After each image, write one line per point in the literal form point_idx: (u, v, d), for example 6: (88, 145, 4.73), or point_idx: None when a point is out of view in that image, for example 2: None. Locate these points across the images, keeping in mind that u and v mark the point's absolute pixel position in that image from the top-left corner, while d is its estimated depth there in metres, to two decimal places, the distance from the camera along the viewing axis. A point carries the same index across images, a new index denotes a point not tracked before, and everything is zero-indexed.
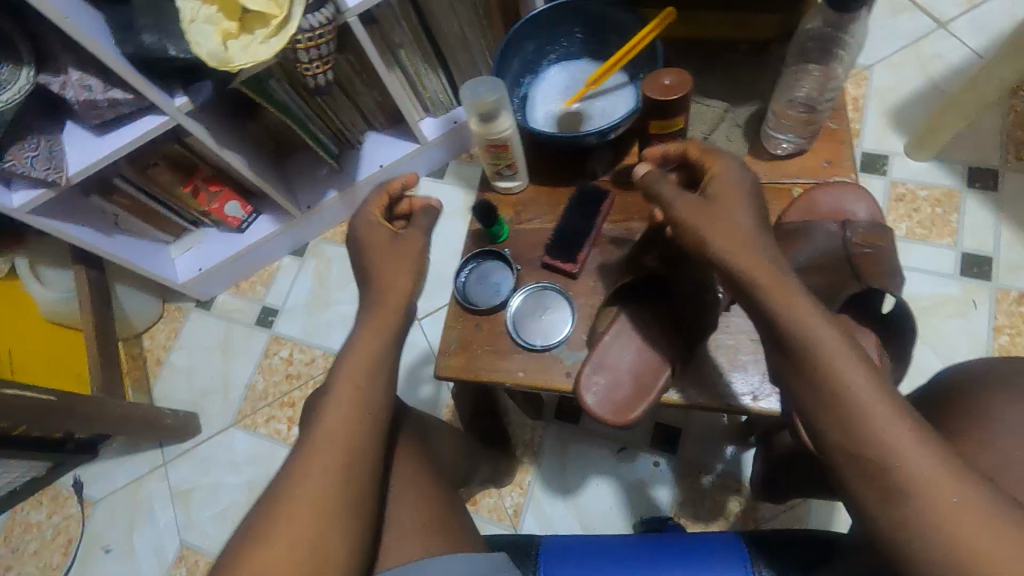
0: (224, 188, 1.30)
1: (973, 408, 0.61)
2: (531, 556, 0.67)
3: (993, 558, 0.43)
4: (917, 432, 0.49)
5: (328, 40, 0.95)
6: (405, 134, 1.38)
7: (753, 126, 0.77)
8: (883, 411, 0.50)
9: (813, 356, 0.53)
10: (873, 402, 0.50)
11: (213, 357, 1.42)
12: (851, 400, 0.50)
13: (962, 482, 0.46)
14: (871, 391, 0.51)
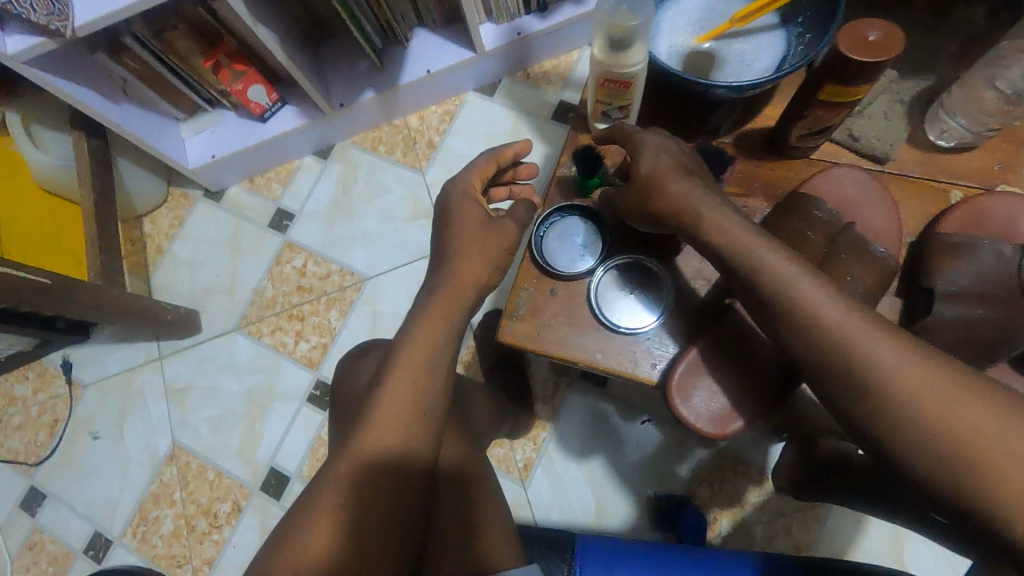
0: (249, 69, 1.14)
1: None
2: (569, 550, 0.60)
3: (979, 446, 0.43)
4: (891, 334, 0.49)
5: None
6: (460, 38, 1.21)
7: (918, 108, 0.66)
8: (853, 323, 0.50)
9: (817, 329, 0.51)
10: (844, 319, 0.50)
11: (219, 254, 1.31)
12: (864, 367, 0.48)
13: (942, 375, 0.46)
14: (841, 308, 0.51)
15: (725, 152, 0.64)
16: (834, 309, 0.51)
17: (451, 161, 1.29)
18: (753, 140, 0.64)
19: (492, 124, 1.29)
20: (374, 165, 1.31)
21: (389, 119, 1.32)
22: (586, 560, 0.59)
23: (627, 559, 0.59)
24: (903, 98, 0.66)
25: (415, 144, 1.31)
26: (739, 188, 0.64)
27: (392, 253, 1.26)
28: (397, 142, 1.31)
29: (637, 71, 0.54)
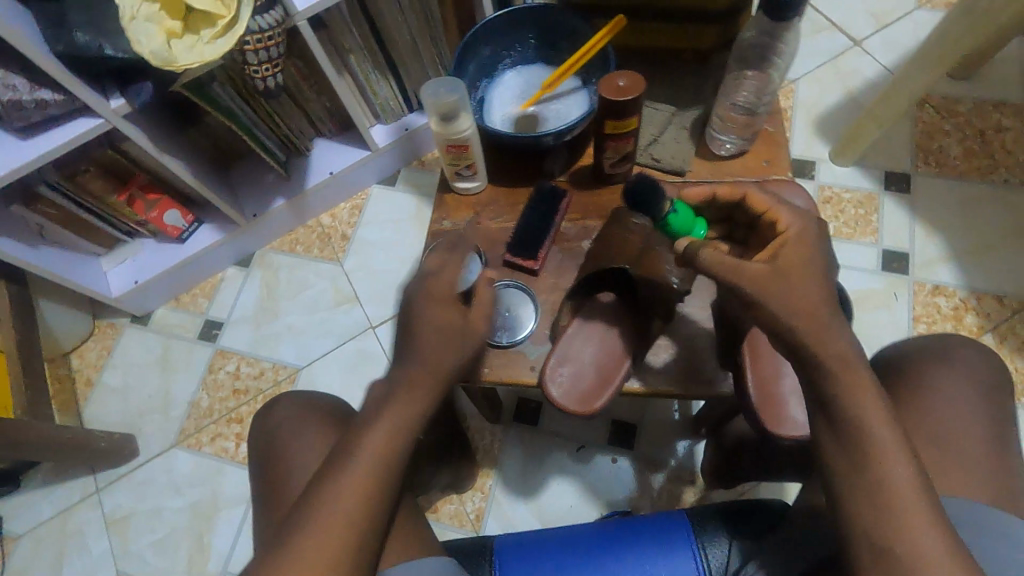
0: (162, 197, 1.24)
1: (906, 378, 0.67)
2: (485, 555, 0.66)
3: None
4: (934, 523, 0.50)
5: (277, 43, 0.93)
6: (354, 141, 1.37)
7: (698, 130, 0.75)
8: (910, 498, 0.50)
9: (878, 478, 0.51)
10: (905, 490, 0.50)
11: (151, 374, 1.34)
12: (905, 541, 0.49)
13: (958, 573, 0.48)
14: (910, 482, 0.51)
15: (559, 188, 0.74)
16: (901, 481, 0.51)
17: (364, 250, 1.40)
18: (582, 174, 0.75)
19: (397, 210, 1.42)
20: (294, 264, 1.40)
21: (303, 222, 1.43)
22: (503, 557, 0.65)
23: (541, 553, 0.65)
24: (687, 124, 0.76)
25: (330, 238, 1.42)
26: (577, 214, 0.74)
27: (321, 341, 1.33)
28: (313, 240, 1.42)
29: (468, 135, 0.68)
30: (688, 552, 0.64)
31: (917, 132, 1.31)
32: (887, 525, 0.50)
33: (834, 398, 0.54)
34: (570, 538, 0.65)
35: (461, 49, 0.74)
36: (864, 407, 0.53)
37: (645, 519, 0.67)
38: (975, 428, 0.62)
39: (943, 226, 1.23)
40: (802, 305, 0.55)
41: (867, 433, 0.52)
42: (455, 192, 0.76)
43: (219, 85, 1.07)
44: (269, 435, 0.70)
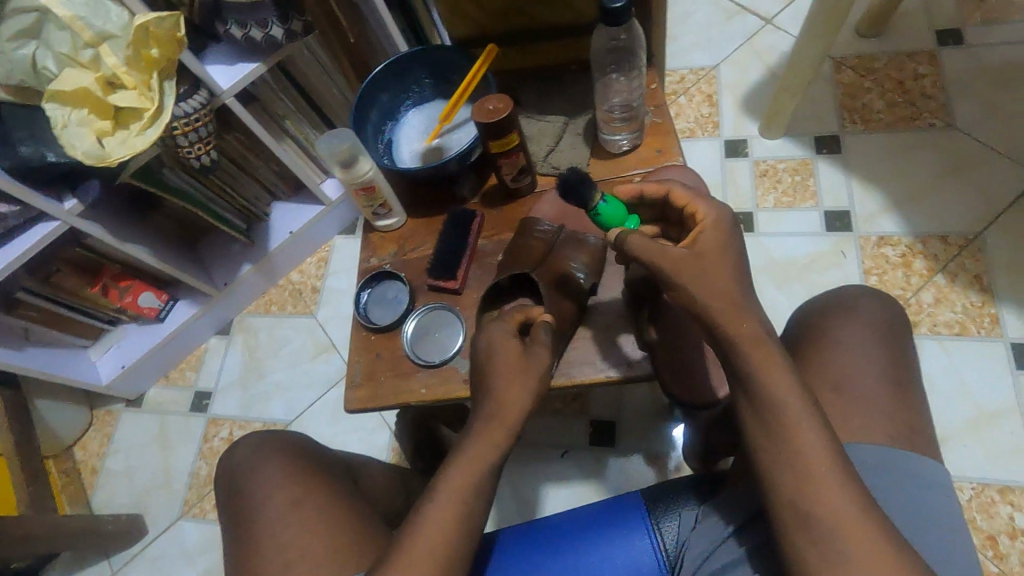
0: (134, 282, 1.30)
1: (816, 335, 0.72)
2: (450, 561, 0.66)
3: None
4: (848, 483, 0.51)
5: (205, 123, 0.99)
6: (308, 198, 1.44)
7: (591, 133, 0.80)
8: (823, 461, 0.51)
9: (792, 445, 0.52)
10: (818, 454, 0.51)
11: (151, 452, 1.39)
12: (820, 504, 0.50)
13: (871, 529, 0.49)
14: (822, 445, 0.52)
15: (471, 209, 0.79)
16: (813, 446, 0.52)
17: (334, 299, 1.45)
18: (491, 194, 0.80)
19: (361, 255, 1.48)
20: (271, 324, 1.46)
21: (274, 282, 1.49)
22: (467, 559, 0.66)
23: (503, 551, 0.65)
24: (579, 130, 0.80)
25: (302, 294, 1.47)
26: (491, 231, 0.78)
27: (305, 393, 1.37)
28: (286, 298, 1.48)
29: (371, 175, 0.73)
30: (643, 531, 0.64)
31: (838, 94, 1.35)
32: (799, 489, 0.51)
33: (748, 370, 0.54)
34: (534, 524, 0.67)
35: (359, 101, 0.80)
36: (774, 379, 0.54)
37: (601, 504, 0.68)
38: (874, 371, 0.67)
39: (879, 178, 1.26)
40: (711, 291, 0.56)
41: (777, 402, 0.53)
42: (378, 230, 0.81)
43: (166, 170, 1.14)
44: (235, 470, 0.71)
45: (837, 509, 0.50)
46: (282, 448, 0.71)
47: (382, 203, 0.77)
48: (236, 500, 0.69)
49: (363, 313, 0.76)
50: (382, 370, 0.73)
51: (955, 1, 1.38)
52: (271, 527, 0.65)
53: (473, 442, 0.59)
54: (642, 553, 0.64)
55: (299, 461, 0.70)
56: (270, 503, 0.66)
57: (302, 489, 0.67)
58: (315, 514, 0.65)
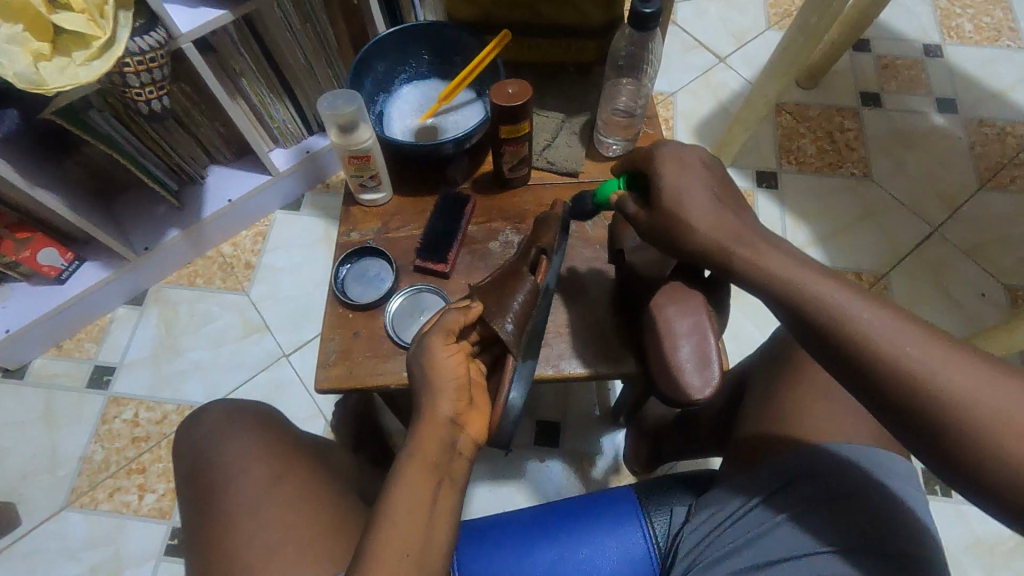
0: (35, 235, 1.13)
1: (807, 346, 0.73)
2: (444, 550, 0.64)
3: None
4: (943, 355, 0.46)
5: (162, 65, 0.90)
6: (253, 166, 1.34)
7: (587, 133, 0.82)
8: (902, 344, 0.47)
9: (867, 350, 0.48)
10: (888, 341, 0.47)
11: (31, 432, 1.20)
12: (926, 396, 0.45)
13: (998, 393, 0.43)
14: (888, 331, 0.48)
15: (463, 194, 0.77)
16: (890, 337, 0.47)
17: (272, 277, 1.35)
18: (484, 181, 0.79)
19: (305, 234, 1.39)
20: (194, 298, 1.33)
21: (201, 253, 1.37)
22: (461, 544, 0.65)
23: (500, 542, 0.64)
24: (576, 129, 0.82)
25: (233, 269, 1.36)
26: (483, 217, 0.77)
27: (229, 376, 1.26)
28: (214, 271, 1.35)
29: (370, 145, 0.70)
30: (635, 521, 0.66)
31: (778, 135, 1.48)
32: (914, 401, 0.46)
33: (807, 303, 0.52)
34: (531, 513, 0.67)
35: (356, 65, 0.76)
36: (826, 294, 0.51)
37: (597, 494, 0.69)
38: None
39: (808, 215, 1.39)
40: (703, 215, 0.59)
41: (846, 317, 0.49)
42: (362, 203, 0.77)
43: (97, 113, 1.02)
44: (208, 439, 0.66)
45: (963, 392, 0.44)
46: (258, 424, 0.68)
47: (372, 174, 0.72)
48: (203, 475, 0.64)
49: (340, 291, 0.72)
50: (360, 350, 0.69)
51: (876, 69, 1.57)
52: (254, 496, 0.61)
53: (410, 460, 0.50)
54: (635, 546, 0.65)
55: (275, 437, 0.68)
56: (247, 476, 0.63)
57: (282, 464, 0.64)
58: (298, 489, 0.62)
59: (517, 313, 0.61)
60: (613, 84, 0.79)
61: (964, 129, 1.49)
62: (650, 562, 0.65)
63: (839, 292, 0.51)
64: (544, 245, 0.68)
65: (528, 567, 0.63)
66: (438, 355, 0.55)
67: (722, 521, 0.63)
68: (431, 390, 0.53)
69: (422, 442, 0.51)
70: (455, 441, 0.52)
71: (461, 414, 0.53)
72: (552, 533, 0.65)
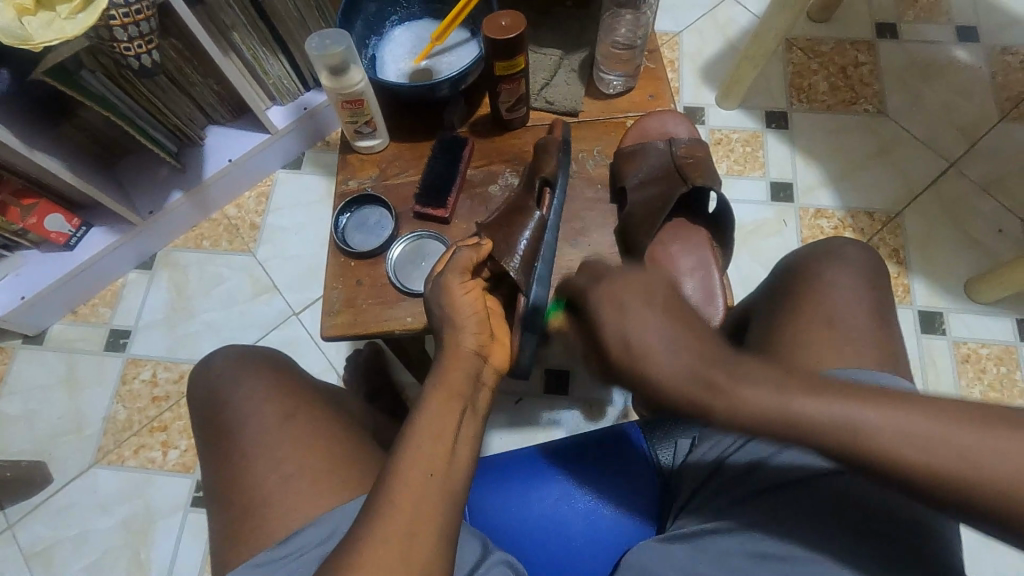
0: (39, 200, 1.14)
1: (809, 276, 0.72)
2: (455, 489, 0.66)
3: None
4: (917, 420, 0.43)
5: (148, 17, 0.88)
6: (251, 125, 1.32)
7: (586, 70, 0.79)
8: (883, 432, 0.44)
9: (860, 445, 0.44)
10: (869, 433, 0.44)
11: (55, 394, 1.24)
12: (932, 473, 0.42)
13: (978, 432, 0.42)
14: (867, 423, 0.44)
15: (461, 137, 0.75)
16: (867, 426, 0.44)
17: (277, 236, 1.35)
18: (481, 123, 0.77)
19: (307, 193, 1.39)
20: (202, 260, 1.34)
21: (206, 216, 1.37)
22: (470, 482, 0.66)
23: (509, 480, 0.66)
24: (575, 67, 0.79)
25: (239, 230, 1.36)
26: (482, 160, 0.75)
27: (241, 336, 1.28)
28: (220, 233, 1.36)
29: (362, 87, 0.68)
30: (640, 455, 0.68)
31: (789, 72, 1.43)
32: (962, 498, 0.41)
33: (816, 433, 0.46)
34: (538, 449, 0.68)
35: (344, 6, 0.73)
36: (803, 413, 0.46)
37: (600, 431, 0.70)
38: (869, 313, 0.67)
39: (819, 155, 1.35)
40: (671, 365, 0.51)
41: (870, 439, 0.44)
42: (359, 150, 0.76)
43: (88, 72, 1.00)
44: (221, 389, 0.68)
45: (1002, 472, 0.40)
46: (268, 368, 0.70)
47: (367, 121, 0.71)
48: (219, 418, 0.66)
49: (341, 241, 0.71)
50: (364, 296, 0.69)
51: None
52: (268, 440, 0.63)
53: (434, 389, 0.51)
54: (640, 477, 0.67)
55: (286, 379, 0.69)
56: (257, 423, 0.64)
57: (293, 405, 0.66)
58: (308, 428, 0.64)
59: (523, 253, 0.62)
60: (611, 15, 0.77)
61: (986, 59, 1.42)
62: (656, 492, 0.68)
63: (847, 412, 0.45)
64: (547, 175, 0.68)
65: (536, 499, 0.65)
66: (456, 294, 0.57)
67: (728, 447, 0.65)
68: (456, 327, 0.55)
69: (449, 374, 0.52)
70: (479, 372, 0.54)
71: (485, 347, 0.55)
72: (557, 470, 0.66)
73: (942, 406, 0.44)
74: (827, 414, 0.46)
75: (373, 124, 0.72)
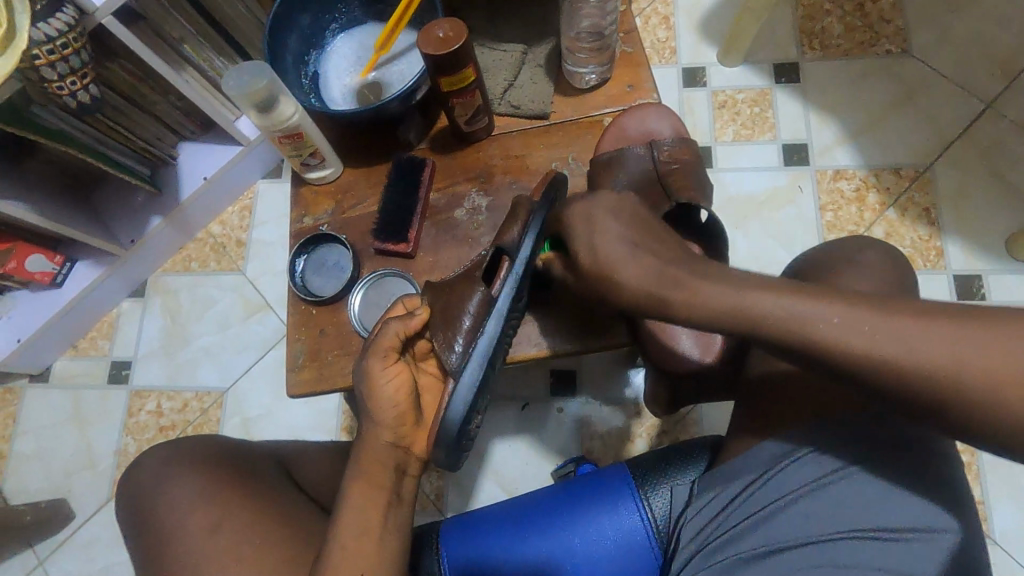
0: (16, 243, 1.11)
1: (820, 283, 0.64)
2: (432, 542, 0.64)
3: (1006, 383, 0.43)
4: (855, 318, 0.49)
5: (79, 48, 0.81)
6: (223, 137, 1.26)
7: (554, 64, 0.70)
8: (854, 333, 0.48)
9: (823, 351, 0.49)
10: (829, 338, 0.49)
11: (65, 431, 1.25)
12: (893, 368, 0.46)
13: (953, 328, 0.45)
14: (821, 311, 0.50)
15: (419, 157, 0.68)
16: (821, 324, 0.49)
17: (263, 252, 1.31)
18: (443, 138, 0.69)
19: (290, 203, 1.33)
20: (191, 284, 1.31)
21: (191, 236, 1.33)
22: (449, 540, 0.64)
23: (488, 533, 0.63)
24: (540, 62, 0.70)
25: (225, 249, 1.32)
26: (443, 181, 0.68)
27: (239, 358, 1.26)
28: (207, 254, 1.32)
29: (297, 120, 0.61)
30: (631, 505, 0.62)
31: (798, 17, 1.28)
32: (937, 400, 0.45)
33: (765, 325, 0.51)
34: (521, 500, 0.65)
35: (273, 22, 0.65)
36: (767, 314, 0.51)
37: (589, 477, 0.65)
38: None
39: (835, 109, 1.23)
40: (637, 268, 0.56)
41: (842, 350, 0.48)
42: (311, 183, 0.70)
43: (39, 108, 0.94)
44: (151, 491, 0.67)
45: (969, 383, 0.44)
46: (202, 459, 0.67)
47: (312, 151, 0.65)
48: (175, 515, 0.65)
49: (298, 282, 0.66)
50: (328, 348, 0.64)
51: None
52: (195, 556, 0.62)
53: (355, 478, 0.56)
54: (632, 530, 0.61)
55: (220, 469, 0.67)
56: (188, 531, 0.64)
57: (220, 511, 0.64)
58: (236, 535, 0.62)
59: (462, 335, 0.58)
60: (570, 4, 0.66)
61: None
62: (650, 547, 0.62)
63: (810, 307, 0.50)
64: (504, 246, 0.59)
65: (523, 559, 0.62)
66: (378, 378, 0.57)
67: (730, 500, 0.59)
68: (379, 415, 0.57)
69: (366, 466, 0.57)
70: (402, 463, 0.58)
71: (402, 435, 0.58)
72: (545, 524, 0.62)
73: (904, 305, 0.48)
74: (772, 324, 0.51)
75: (321, 153, 0.65)
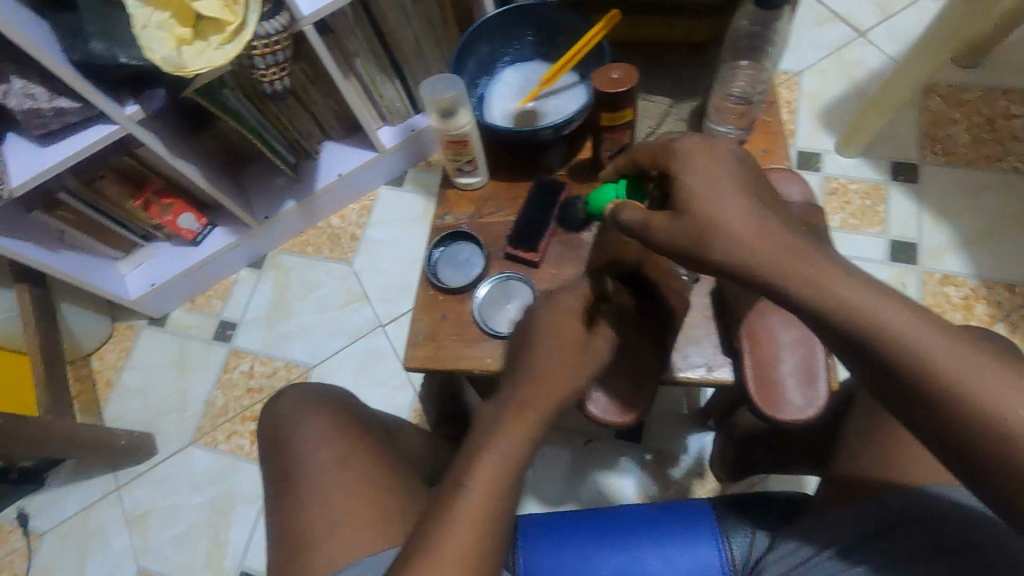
0: (176, 201, 1.28)
1: None
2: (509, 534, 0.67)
3: None
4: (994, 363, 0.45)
5: (284, 47, 0.95)
6: (362, 143, 1.40)
7: (695, 121, 0.77)
8: (974, 370, 0.45)
9: (944, 386, 0.45)
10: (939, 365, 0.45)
11: (167, 374, 1.37)
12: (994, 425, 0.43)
13: None
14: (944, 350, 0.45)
15: (559, 181, 0.76)
16: (938, 352, 0.45)
17: (373, 249, 1.43)
18: (581, 168, 0.76)
19: (406, 211, 1.45)
20: (304, 265, 1.43)
21: (313, 223, 1.46)
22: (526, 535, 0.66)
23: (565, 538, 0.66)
24: (682, 117, 0.78)
25: (340, 240, 1.44)
26: None
27: (330, 340, 1.36)
28: (323, 242, 1.45)
29: (468, 130, 0.70)
30: (710, 540, 0.64)
31: (923, 121, 1.30)
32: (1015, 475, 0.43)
33: (878, 340, 0.46)
34: (600, 512, 0.67)
35: (460, 46, 0.75)
36: (889, 321, 0.46)
37: (671, 506, 0.67)
38: None
39: (951, 214, 1.22)
40: (751, 220, 0.49)
41: (967, 388, 0.44)
42: (457, 186, 0.78)
43: (228, 90, 1.09)
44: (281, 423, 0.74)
45: None
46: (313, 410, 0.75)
47: (468, 159, 0.73)
48: (279, 457, 0.71)
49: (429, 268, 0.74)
50: (447, 333, 0.71)
51: None
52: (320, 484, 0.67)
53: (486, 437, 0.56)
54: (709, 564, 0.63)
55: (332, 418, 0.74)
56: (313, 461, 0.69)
57: (347, 448, 0.70)
58: (361, 473, 0.68)
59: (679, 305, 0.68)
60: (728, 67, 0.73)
61: None
62: None
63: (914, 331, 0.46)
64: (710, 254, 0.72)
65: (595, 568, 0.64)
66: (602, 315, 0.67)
67: (809, 556, 0.59)
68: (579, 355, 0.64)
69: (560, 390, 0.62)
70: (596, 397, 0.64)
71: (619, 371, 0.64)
72: (623, 540, 0.65)
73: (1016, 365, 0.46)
74: (888, 339, 0.46)
75: (475, 162, 0.73)
